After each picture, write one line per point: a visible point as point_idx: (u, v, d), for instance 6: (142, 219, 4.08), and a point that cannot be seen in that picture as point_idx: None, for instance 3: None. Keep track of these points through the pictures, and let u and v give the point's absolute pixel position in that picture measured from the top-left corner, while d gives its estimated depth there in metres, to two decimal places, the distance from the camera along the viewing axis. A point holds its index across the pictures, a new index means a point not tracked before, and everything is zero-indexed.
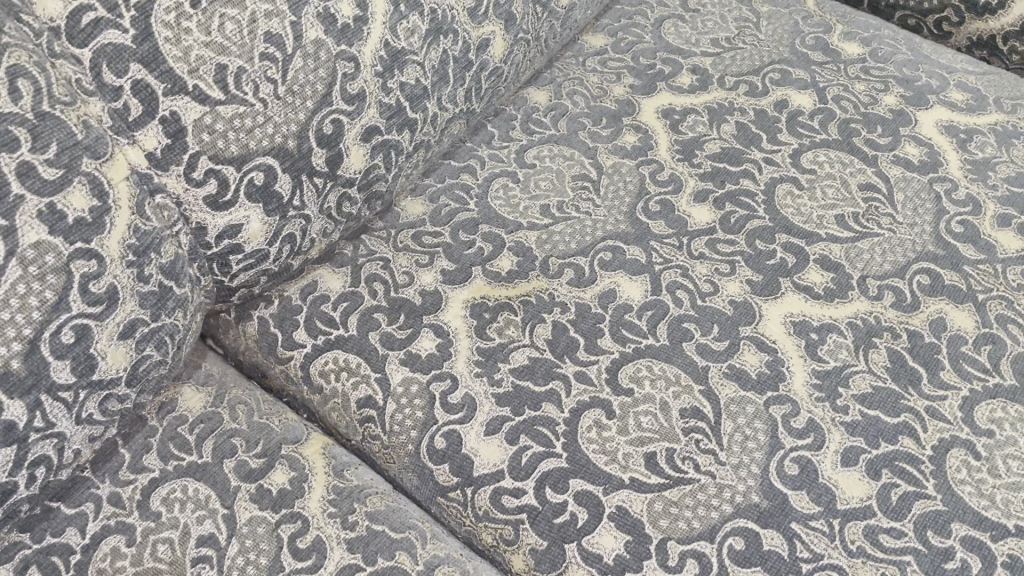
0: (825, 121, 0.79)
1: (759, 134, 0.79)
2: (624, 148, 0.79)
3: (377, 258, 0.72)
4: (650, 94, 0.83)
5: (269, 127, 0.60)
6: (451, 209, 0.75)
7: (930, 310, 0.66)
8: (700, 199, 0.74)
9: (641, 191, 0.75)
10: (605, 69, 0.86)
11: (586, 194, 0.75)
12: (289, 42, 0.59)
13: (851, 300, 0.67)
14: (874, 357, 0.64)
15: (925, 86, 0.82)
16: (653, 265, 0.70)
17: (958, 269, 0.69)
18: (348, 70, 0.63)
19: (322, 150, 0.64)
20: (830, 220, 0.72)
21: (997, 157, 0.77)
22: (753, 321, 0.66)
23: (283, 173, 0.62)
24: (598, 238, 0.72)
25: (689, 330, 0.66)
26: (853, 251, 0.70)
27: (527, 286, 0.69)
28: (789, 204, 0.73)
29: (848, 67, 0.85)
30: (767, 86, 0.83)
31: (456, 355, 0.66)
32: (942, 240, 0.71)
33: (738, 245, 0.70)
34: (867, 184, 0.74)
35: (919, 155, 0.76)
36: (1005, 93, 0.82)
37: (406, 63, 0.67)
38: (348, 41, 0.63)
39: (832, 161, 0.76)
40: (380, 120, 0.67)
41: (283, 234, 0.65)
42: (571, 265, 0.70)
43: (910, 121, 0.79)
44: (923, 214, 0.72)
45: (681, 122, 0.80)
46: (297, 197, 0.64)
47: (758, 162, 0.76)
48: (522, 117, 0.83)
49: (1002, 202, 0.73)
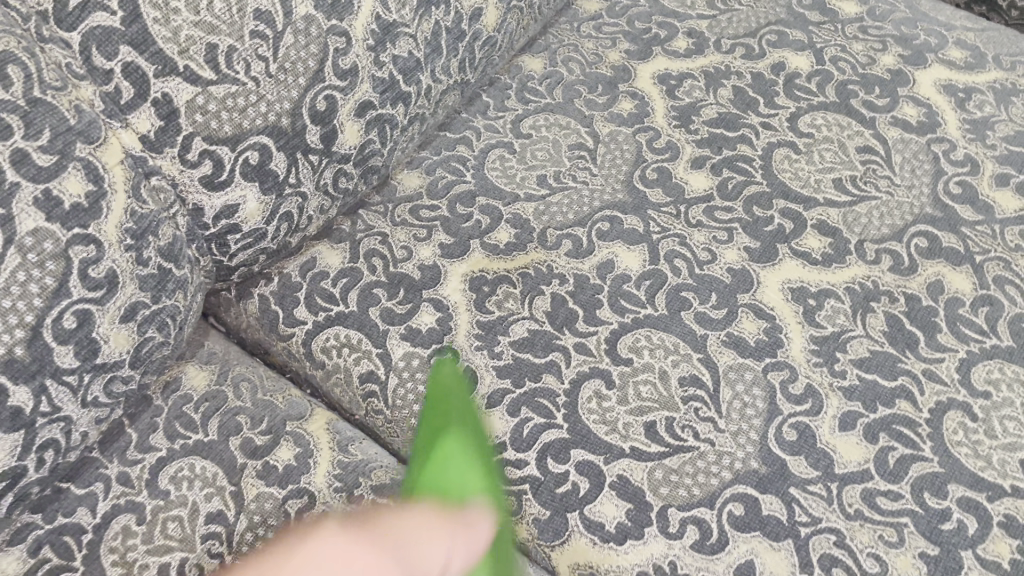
0: (822, 83, 0.79)
1: (756, 98, 0.78)
2: (621, 115, 0.78)
3: (375, 233, 0.72)
4: (645, 59, 0.82)
5: (262, 106, 0.60)
6: (447, 181, 0.75)
7: (927, 273, 0.66)
8: (698, 166, 0.74)
9: (638, 159, 0.75)
10: (600, 34, 0.85)
11: (583, 163, 0.75)
12: (279, 18, 0.59)
13: (849, 265, 0.67)
14: (871, 321, 0.64)
15: (923, 44, 0.82)
16: (651, 235, 0.70)
17: (956, 231, 0.69)
18: (340, 45, 0.63)
19: (316, 127, 0.64)
20: (828, 183, 0.71)
21: (996, 116, 0.76)
22: (750, 289, 0.66)
23: (277, 151, 0.62)
24: (595, 207, 0.72)
25: (687, 299, 0.66)
26: (850, 215, 0.69)
27: (526, 258, 0.69)
28: (787, 169, 0.73)
29: (846, 26, 0.83)
30: (764, 48, 0.82)
31: (457, 328, 0.66)
32: (940, 201, 0.70)
33: (735, 212, 0.70)
34: (864, 146, 0.74)
35: (917, 116, 0.76)
36: (1004, 50, 0.81)
37: (398, 36, 0.67)
38: (339, 15, 0.62)
39: (830, 124, 0.75)
40: (373, 94, 0.67)
41: (280, 213, 0.65)
42: (569, 236, 0.70)
43: (907, 81, 0.79)
44: (921, 176, 0.72)
45: (678, 87, 0.80)
46: (292, 175, 0.64)
47: (755, 127, 0.76)
48: (517, 86, 0.82)
49: (1001, 161, 0.73)
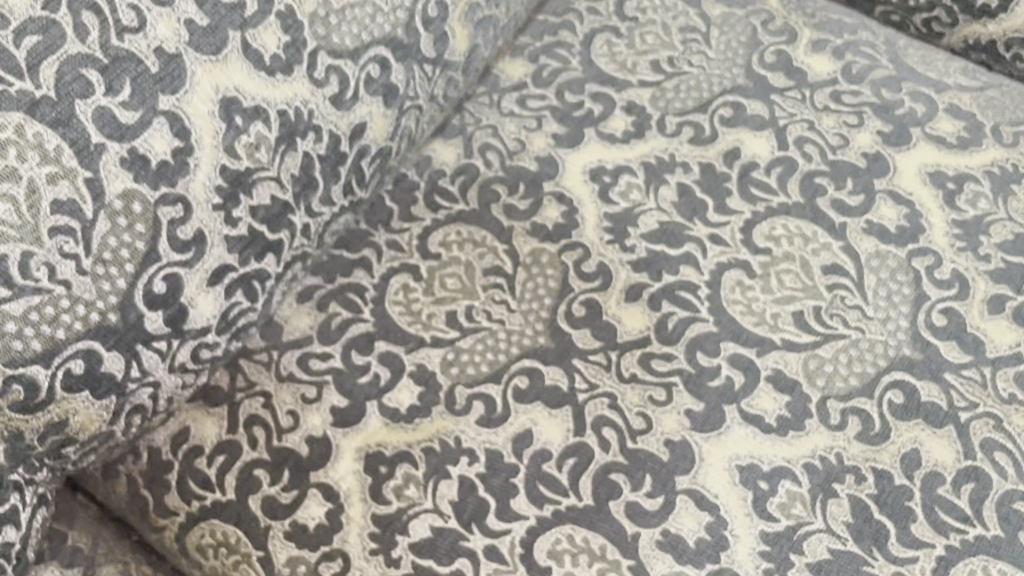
0: (784, 176, 0.66)
1: (704, 201, 0.66)
2: (546, 227, 0.65)
3: (258, 394, 0.60)
4: (577, 147, 0.69)
5: (79, 309, 0.49)
6: (342, 319, 0.62)
7: (902, 439, 0.56)
8: (633, 297, 0.62)
9: (563, 287, 0.63)
10: (525, 111, 0.71)
11: (499, 295, 0.63)
12: (88, 206, 0.48)
13: (808, 432, 0.57)
14: (832, 510, 0.55)
15: (907, 114, 0.68)
16: (576, 395, 0.59)
17: (940, 379, 0.58)
18: (175, 215, 0.51)
19: (157, 312, 0.52)
20: (786, 318, 0.60)
21: (992, 214, 0.64)
22: (690, 469, 0.56)
23: (109, 351, 0.51)
24: (513, 355, 0.61)
25: (617, 485, 0.56)
26: (812, 363, 0.59)
27: (429, 428, 0.59)
28: (738, 299, 0.61)
29: (816, 94, 0.70)
30: (716, 128, 0.69)
31: (348, 526, 0.57)
32: (920, 337, 0.59)
33: (675, 361, 0.60)
34: (832, 264, 0.62)
35: (896, 219, 0.64)
36: (1006, 116, 0.68)
37: (256, 183, 0.55)
38: (169, 180, 0.51)
39: (792, 235, 0.63)
40: (231, 256, 0.54)
41: (129, 408, 0.54)
42: (481, 396, 0.59)
43: (886, 168, 0.66)
44: (899, 304, 0.60)
45: (612, 187, 0.67)
46: (136, 369, 0.52)
47: (702, 241, 0.64)
48: (425, 186, 0.67)
49: (996, 278, 0.61)
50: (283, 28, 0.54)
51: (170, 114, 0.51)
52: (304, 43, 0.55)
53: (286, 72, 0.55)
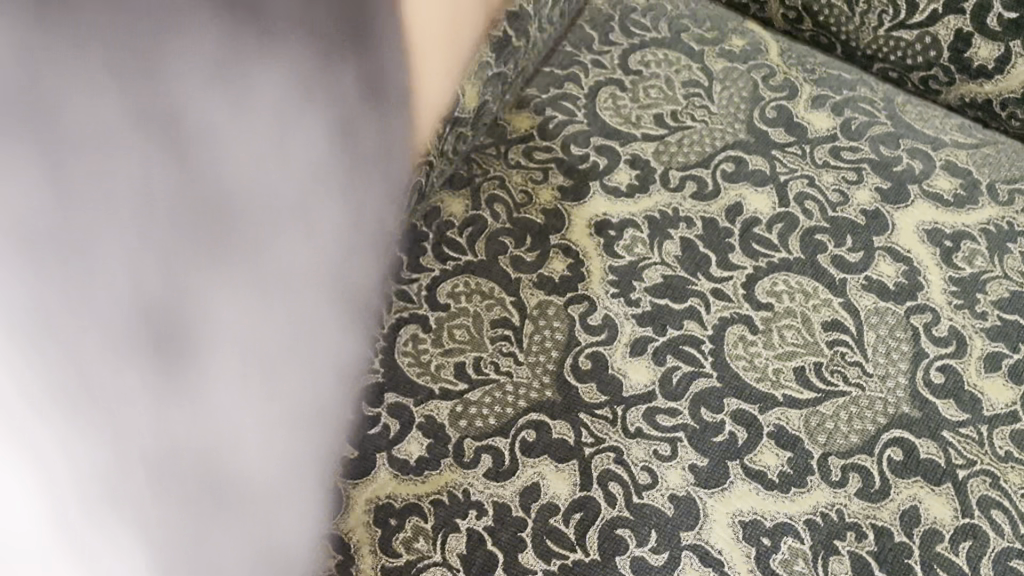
0: (785, 232, 0.68)
1: (707, 255, 0.67)
2: (552, 280, 0.67)
3: None
4: (582, 200, 0.70)
5: None
6: None
7: (901, 496, 0.58)
8: (638, 351, 0.64)
9: (570, 340, 0.64)
10: (531, 163, 0.72)
11: (507, 348, 0.64)
12: None
13: (810, 488, 0.58)
14: (833, 567, 0.56)
15: (905, 172, 0.70)
16: (582, 448, 0.60)
17: (938, 437, 0.59)
18: None
19: None
20: (788, 374, 0.62)
21: (989, 271, 0.65)
22: (695, 525, 0.57)
23: None
24: (520, 409, 0.62)
25: (623, 540, 0.57)
26: (814, 419, 0.60)
27: (438, 481, 0.60)
28: (741, 354, 0.63)
29: (816, 149, 0.72)
30: (719, 183, 0.70)
31: None
32: (918, 395, 0.61)
33: (680, 417, 0.61)
34: (832, 320, 0.64)
35: (895, 275, 0.65)
36: (1002, 174, 0.70)
37: None
38: None
39: (793, 291, 0.65)
40: None
41: None
42: (488, 449, 0.61)
43: (886, 226, 0.68)
44: (897, 361, 0.62)
45: (618, 240, 0.68)
46: None
47: (706, 295, 0.65)
48: (434, 236, 0.69)
49: (992, 335, 0.63)
50: None
51: None
52: None
53: None
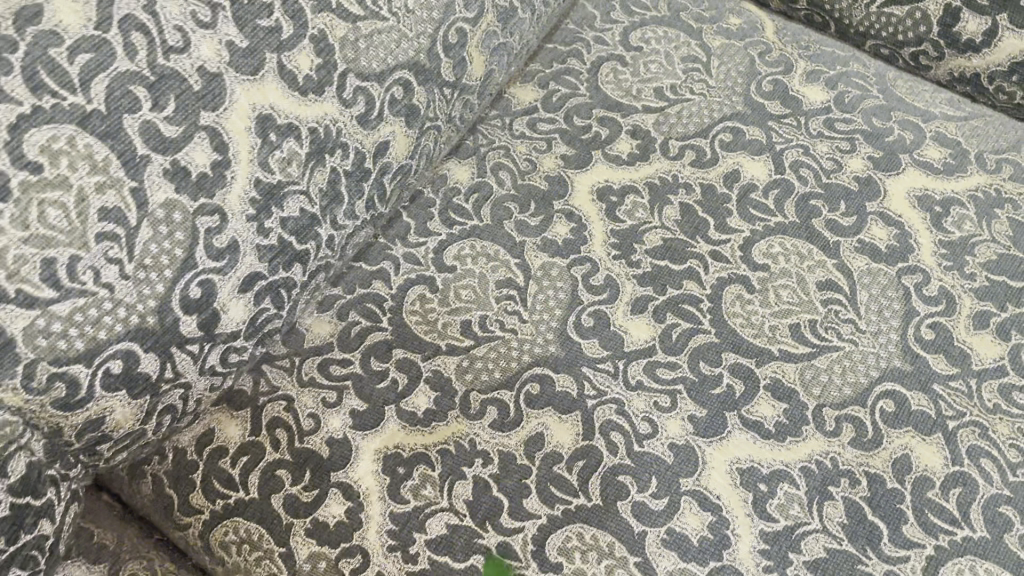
0: (781, 198, 0.70)
1: (706, 219, 0.69)
2: (555, 243, 0.69)
3: (279, 398, 0.63)
4: (584, 168, 0.73)
5: (120, 311, 0.51)
6: (361, 328, 0.66)
7: (894, 446, 0.59)
8: (638, 309, 0.66)
9: (573, 299, 0.66)
10: (534, 134, 0.75)
11: (511, 307, 0.66)
12: (132, 214, 0.51)
13: (805, 438, 0.60)
14: (829, 512, 0.57)
15: (896, 142, 0.72)
16: (585, 400, 0.62)
17: (928, 390, 0.61)
18: (212, 225, 0.54)
19: (192, 317, 0.55)
20: (783, 331, 0.64)
21: (978, 235, 0.68)
22: (694, 472, 0.59)
23: (145, 353, 0.53)
24: (524, 364, 0.64)
25: (624, 486, 0.59)
26: (809, 373, 0.62)
27: (445, 431, 0.62)
28: (739, 312, 0.65)
29: (810, 121, 0.74)
30: (717, 152, 0.73)
31: (367, 524, 0.59)
32: (910, 350, 0.63)
33: (679, 370, 0.63)
34: (827, 280, 0.66)
35: (887, 239, 0.68)
36: (990, 145, 0.73)
37: (288, 197, 0.58)
38: (208, 192, 0.54)
39: (788, 252, 0.67)
40: (261, 264, 0.58)
41: (161, 408, 0.57)
42: (494, 401, 0.63)
43: (878, 193, 0.70)
44: (889, 318, 0.64)
45: (619, 205, 0.70)
46: (169, 370, 0.56)
47: (704, 257, 0.67)
48: (440, 203, 0.71)
49: (980, 295, 0.65)
50: (316, 51, 0.57)
51: (210, 129, 0.53)
52: (335, 65, 0.58)
53: (318, 92, 0.58)
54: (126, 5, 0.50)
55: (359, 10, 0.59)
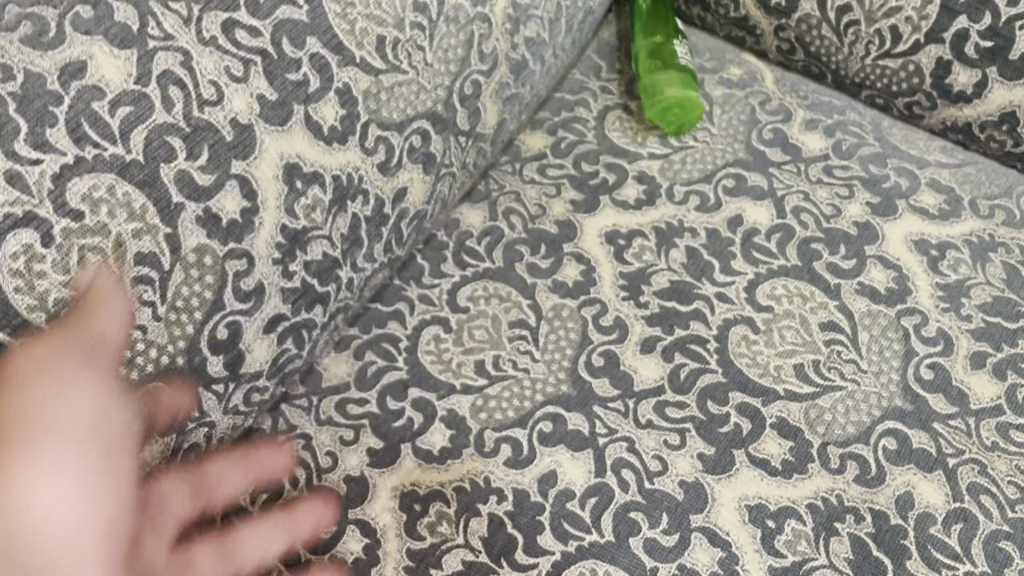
0: (783, 241, 0.73)
1: (711, 262, 0.72)
2: (566, 284, 0.71)
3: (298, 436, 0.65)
4: (593, 212, 0.75)
5: (152, 351, 0.53)
6: (378, 367, 0.68)
7: (896, 483, 0.61)
8: (647, 348, 0.68)
9: (584, 339, 0.68)
10: (544, 179, 0.78)
11: (524, 346, 0.68)
12: (166, 258, 0.53)
13: (811, 475, 0.62)
14: (834, 547, 0.59)
15: (893, 188, 0.75)
16: (597, 438, 0.64)
17: (928, 428, 0.63)
18: (241, 268, 0.57)
19: (218, 357, 0.57)
20: (788, 371, 0.66)
21: (973, 277, 0.70)
22: (704, 508, 0.61)
23: (174, 393, 0.55)
24: (537, 402, 0.66)
25: (636, 522, 0.61)
26: (813, 412, 0.64)
27: (461, 468, 0.63)
28: (744, 352, 0.67)
29: (810, 167, 0.77)
30: (720, 197, 0.75)
31: (385, 559, 0.61)
32: (910, 390, 0.65)
33: (688, 409, 0.65)
34: (829, 321, 0.68)
35: (885, 281, 0.70)
36: (983, 191, 0.75)
37: (311, 241, 0.60)
38: (237, 237, 0.56)
39: (791, 294, 0.70)
40: (285, 306, 0.60)
41: (186, 446, 0.58)
42: (508, 440, 0.64)
43: (876, 237, 0.73)
44: (890, 358, 0.66)
45: (627, 248, 0.73)
46: (196, 409, 0.57)
47: (710, 298, 0.70)
48: (454, 244, 0.74)
49: (977, 336, 0.67)
50: (340, 103, 0.60)
51: (241, 177, 0.56)
52: (358, 116, 0.61)
53: (342, 141, 0.61)
54: (164, 61, 0.52)
55: (381, 64, 0.62)
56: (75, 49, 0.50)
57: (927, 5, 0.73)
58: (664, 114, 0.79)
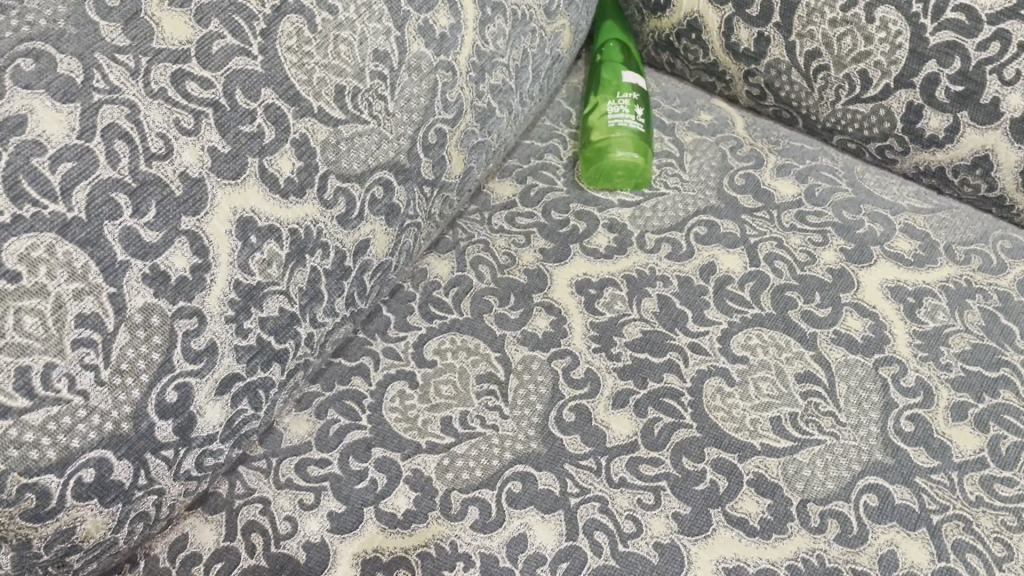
0: (756, 290, 0.71)
1: (684, 311, 0.70)
2: (535, 336, 0.69)
3: (255, 500, 0.62)
4: (562, 261, 0.74)
5: (95, 418, 0.50)
6: (340, 426, 0.65)
7: (879, 542, 0.59)
8: (620, 403, 0.65)
9: (555, 394, 0.66)
10: (513, 228, 0.76)
11: (492, 402, 0.66)
12: (110, 318, 0.50)
13: (790, 535, 0.59)
14: None
15: (867, 234, 0.74)
16: (568, 497, 0.61)
17: (910, 483, 0.61)
18: (190, 327, 0.54)
19: (166, 421, 0.54)
20: (765, 425, 0.64)
21: (950, 325, 0.69)
22: (680, 573, 0.58)
23: (118, 461, 0.53)
24: (506, 461, 0.63)
25: None
26: (791, 467, 0.62)
27: (426, 533, 0.60)
28: (719, 405, 0.65)
29: (782, 214, 0.76)
30: (692, 245, 0.74)
31: None
32: (890, 444, 0.63)
33: (662, 466, 0.62)
34: (805, 372, 0.66)
35: (862, 329, 0.69)
36: (958, 236, 0.74)
37: (266, 296, 0.58)
38: (187, 295, 0.54)
39: (766, 344, 0.68)
40: (239, 365, 0.58)
41: (133, 515, 0.56)
42: (475, 502, 0.61)
43: (852, 284, 0.71)
44: (868, 410, 0.64)
45: (598, 298, 0.71)
46: (143, 477, 0.55)
47: (684, 349, 0.68)
48: (421, 297, 0.72)
49: (957, 386, 0.66)
50: (297, 154, 0.58)
51: (191, 234, 0.54)
52: (316, 167, 0.59)
53: (299, 194, 0.59)
54: (110, 114, 0.50)
55: (340, 114, 0.60)
56: (15, 103, 0.48)
57: (896, 50, 0.73)
58: (610, 176, 0.78)
